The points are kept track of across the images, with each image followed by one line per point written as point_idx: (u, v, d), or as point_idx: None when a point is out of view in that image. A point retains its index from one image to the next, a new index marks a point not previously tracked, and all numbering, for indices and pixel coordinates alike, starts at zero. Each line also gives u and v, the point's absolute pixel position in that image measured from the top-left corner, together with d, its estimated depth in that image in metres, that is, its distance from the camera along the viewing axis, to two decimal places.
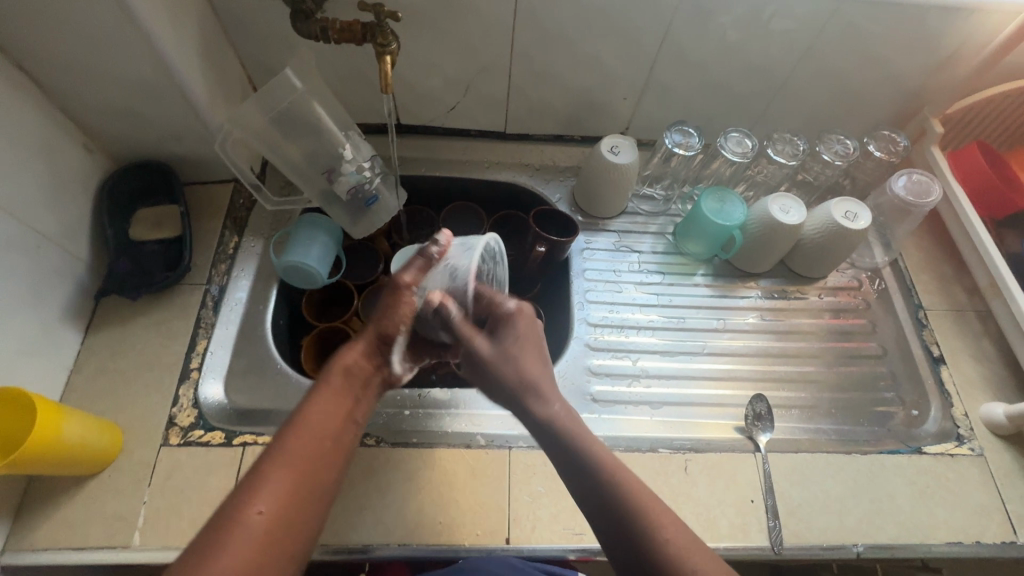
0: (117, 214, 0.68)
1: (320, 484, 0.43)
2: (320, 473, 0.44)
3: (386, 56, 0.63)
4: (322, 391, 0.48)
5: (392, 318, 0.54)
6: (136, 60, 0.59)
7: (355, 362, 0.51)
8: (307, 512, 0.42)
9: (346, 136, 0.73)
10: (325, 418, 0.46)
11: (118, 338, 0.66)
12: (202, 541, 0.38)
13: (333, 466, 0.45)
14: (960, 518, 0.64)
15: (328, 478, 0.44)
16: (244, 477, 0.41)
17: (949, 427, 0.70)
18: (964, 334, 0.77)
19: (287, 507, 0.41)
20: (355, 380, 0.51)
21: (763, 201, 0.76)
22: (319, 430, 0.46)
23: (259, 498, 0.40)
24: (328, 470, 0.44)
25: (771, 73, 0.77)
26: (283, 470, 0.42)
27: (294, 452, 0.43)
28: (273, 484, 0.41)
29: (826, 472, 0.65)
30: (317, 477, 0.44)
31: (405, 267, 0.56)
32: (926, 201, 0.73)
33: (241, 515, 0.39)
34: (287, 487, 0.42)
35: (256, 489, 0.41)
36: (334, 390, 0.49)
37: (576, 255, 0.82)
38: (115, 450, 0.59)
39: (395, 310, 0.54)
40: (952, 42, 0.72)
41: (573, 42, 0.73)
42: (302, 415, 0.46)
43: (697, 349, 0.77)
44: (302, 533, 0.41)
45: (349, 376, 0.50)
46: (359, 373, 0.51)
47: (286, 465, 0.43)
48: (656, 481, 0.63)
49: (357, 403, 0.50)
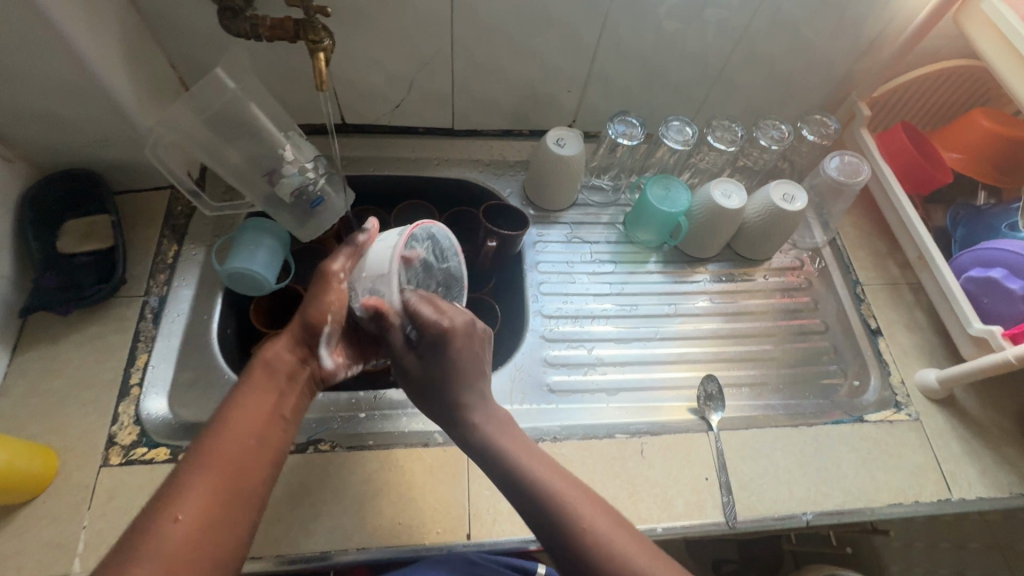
0: (42, 226, 0.65)
1: (244, 486, 0.43)
2: (243, 470, 0.44)
3: (319, 52, 0.62)
4: (247, 389, 0.49)
5: (320, 307, 0.53)
6: (52, 62, 0.56)
7: (279, 357, 0.52)
8: (231, 512, 0.42)
9: (286, 137, 0.72)
10: (250, 418, 0.47)
11: (50, 357, 0.63)
12: (121, 548, 0.38)
13: (259, 464, 0.45)
14: (900, 480, 0.67)
15: (253, 479, 0.44)
16: (163, 483, 0.41)
17: (888, 395, 0.74)
18: (899, 306, 0.81)
19: (207, 510, 0.40)
20: (281, 375, 0.52)
21: (706, 187, 0.78)
22: (243, 429, 0.46)
23: (178, 505, 0.40)
24: (253, 468, 0.45)
25: (707, 62, 0.79)
26: (204, 477, 0.42)
27: (214, 455, 0.43)
28: (193, 491, 0.41)
29: (775, 445, 0.68)
30: (241, 476, 0.44)
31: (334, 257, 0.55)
32: (857, 181, 0.77)
33: (161, 522, 0.39)
34: (210, 489, 0.42)
35: (176, 494, 0.41)
36: (259, 386, 0.50)
37: (529, 248, 0.83)
38: (50, 474, 0.56)
39: (323, 299, 0.54)
40: (872, 29, 0.76)
41: (514, 36, 0.73)
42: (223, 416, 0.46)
43: (651, 335, 0.78)
44: (229, 535, 0.41)
45: (273, 371, 0.51)
46: (285, 367, 0.52)
47: (206, 468, 0.42)
48: (614, 466, 0.64)
49: (283, 397, 0.51)
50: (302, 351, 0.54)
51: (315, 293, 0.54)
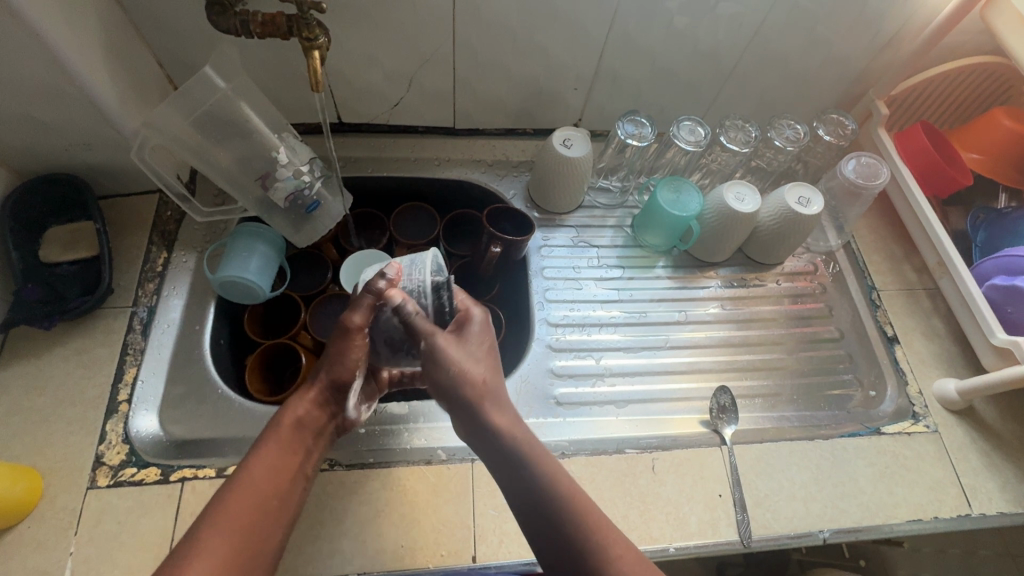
0: (23, 234, 0.62)
1: (257, 556, 0.43)
2: (265, 537, 0.44)
3: (314, 51, 0.58)
4: (268, 443, 0.49)
5: (345, 365, 0.52)
6: (26, 61, 0.52)
7: (308, 414, 0.51)
8: (248, 571, 0.42)
9: (280, 138, 0.68)
10: (271, 478, 0.47)
11: (34, 373, 0.60)
12: None
13: (278, 532, 0.45)
14: (919, 496, 0.65)
15: (270, 538, 0.45)
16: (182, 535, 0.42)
17: (905, 405, 0.72)
18: (916, 312, 0.78)
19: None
20: (307, 432, 0.51)
21: (719, 189, 0.75)
22: (261, 487, 0.46)
23: (187, 570, 0.39)
24: (273, 534, 0.45)
25: (720, 59, 0.76)
26: (221, 536, 0.42)
27: (233, 513, 0.43)
28: (205, 554, 0.41)
29: (790, 460, 0.65)
30: (263, 540, 0.44)
31: (354, 306, 0.51)
32: (876, 184, 0.74)
33: None
34: (220, 556, 0.41)
35: (187, 562, 0.40)
36: (282, 445, 0.49)
37: (534, 253, 0.80)
38: (34, 498, 0.53)
39: (346, 355, 0.52)
40: (893, 24, 0.73)
41: (518, 31, 0.70)
42: (247, 472, 0.46)
43: (661, 344, 0.76)
44: None
45: (300, 428, 0.51)
46: (312, 423, 0.52)
47: (221, 529, 0.42)
48: (624, 483, 0.61)
49: (305, 459, 0.50)
50: (329, 408, 0.53)
51: (341, 347, 0.51)
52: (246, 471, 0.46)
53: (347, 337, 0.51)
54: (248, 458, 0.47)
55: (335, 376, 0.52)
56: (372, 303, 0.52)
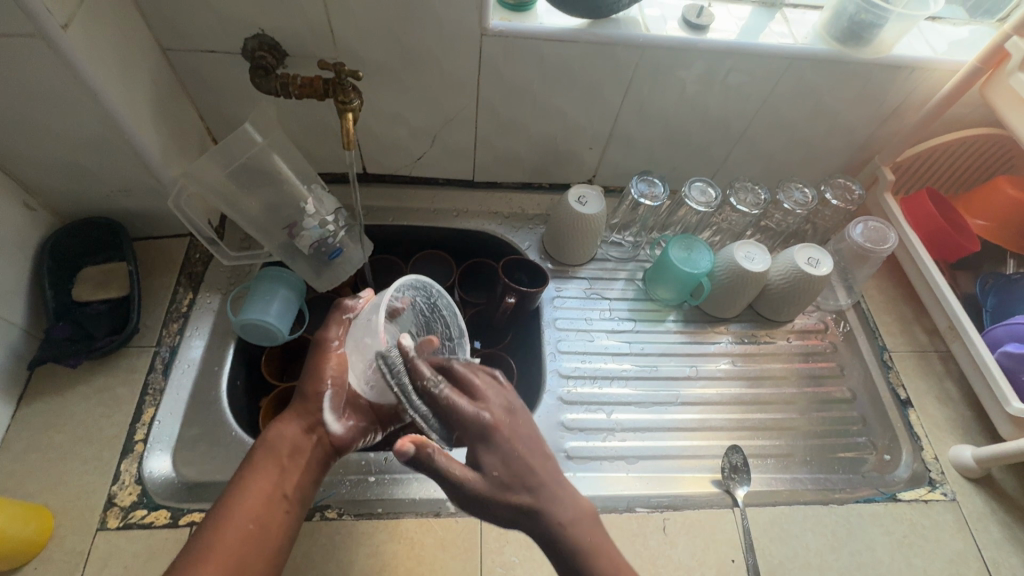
0: (59, 274, 0.64)
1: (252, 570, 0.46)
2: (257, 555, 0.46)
3: (348, 113, 0.62)
4: (250, 466, 0.51)
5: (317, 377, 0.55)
6: (83, 117, 0.56)
7: (284, 438, 0.53)
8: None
9: (308, 189, 0.71)
10: (250, 509, 0.48)
11: (55, 410, 0.61)
12: None
13: (265, 547, 0.47)
14: (938, 568, 0.63)
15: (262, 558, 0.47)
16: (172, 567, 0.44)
17: (921, 471, 0.71)
18: (929, 376, 0.78)
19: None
20: (283, 455, 0.52)
21: (729, 248, 0.77)
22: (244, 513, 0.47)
23: None
24: (263, 552, 0.47)
25: (730, 125, 0.79)
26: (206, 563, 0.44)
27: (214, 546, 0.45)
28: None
29: (805, 524, 0.64)
30: (258, 552, 0.47)
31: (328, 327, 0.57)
32: (884, 248, 0.76)
33: None
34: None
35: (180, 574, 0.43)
36: (262, 471, 0.50)
37: (547, 304, 0.81)
38: (44, 538, 0.53)
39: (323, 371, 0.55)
40: (895, 97, 0.76)
41: (537, 96, 0.74)
42: (224, 505, 0.48)
43: (671, 399, 0.76)
44: None
45: (275, 452, 0.52)
46: (289, 445, 0.53)
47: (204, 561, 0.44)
48: (634, 544, 0.60)
49: (287, 473, 0.51)
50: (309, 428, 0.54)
51: (313, 364, 0.56)
52: (224, 501, 0.48)
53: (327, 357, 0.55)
54: (229, 488, 0.49)
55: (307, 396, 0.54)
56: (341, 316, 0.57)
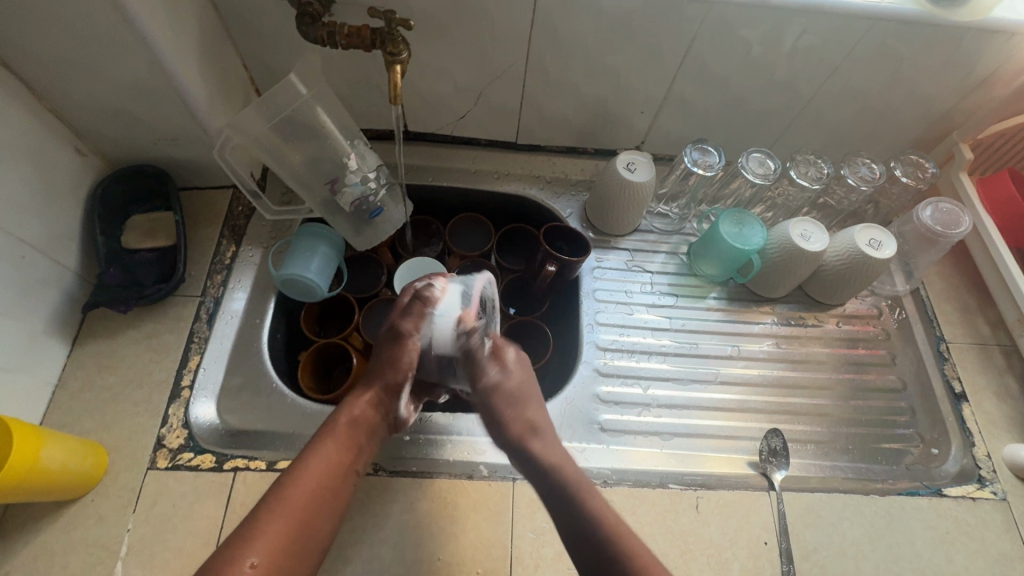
0: (109, 221, 0.65)
1: (320, 524, 0.46)
2: (312, 537, 0.46)
3: (396, 65, 0.59)
4: (324, 441, 0.52)
5: (393, 367, 0.59)
6: (132, 61, 0.55)
7: (362, 411, 0.56)
8: (298, 569, 0.44)
9: (351, 145, 0.70)
10: (323, 471, 0.49)
11: (106, 353, 0.63)
12: None
13: (334, 514, 0.48)
14: (980, 566, 0.61)
15: (322, 528, 0.47)
16: (234, 532, 0.43)
17: (970, 468, 0.68)
18: (988, 370, 0.74)
19: (278, 559, 0.42)
20: (361, 428, 0.55)
21: (784, 225, 0.73)
22: (319, 476, 0.49)
23: (251, 550, 0.42)
24: (325, 519, 0.47)
25: (796, 92, 0.74)
26: (283, 512, 0.45)
27: (290, 499, 0.46)
28: (268, 536, 0.43)
29: (842, 514, 0.63)
30: (306, 543, 0.45)
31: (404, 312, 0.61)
32: (955, 232, 0.70)
33: (234, 567, 0.40)
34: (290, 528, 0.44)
35: (250, 540, 0.42)
36: (340, 438, 0.53)
37: (587, 274, 0.79)
38: (98, 473, 0.56)
39: (402, 360, 0.59)
40: (987, 66, 0.69)
41: (592, 54, 0.70)
42: (292, 474, 0.48)
43: (710, 377, 0.74)
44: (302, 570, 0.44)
45: (355, 424, 0.54)
46: (366, 422, 0.56)
47: (281, 511, 0.45)
48: (665, 520, 0.60)
49: (358, 453, 0.53)
50: (382, 408, 0.57)
51: (394, 351, 0.59)
52: (299, 466, 0.49)
53: (403, 342, 0.59)
54: (303, 457, 0.50)
55: (387, 378, 0.58)
56: (421, 309, 0.60)
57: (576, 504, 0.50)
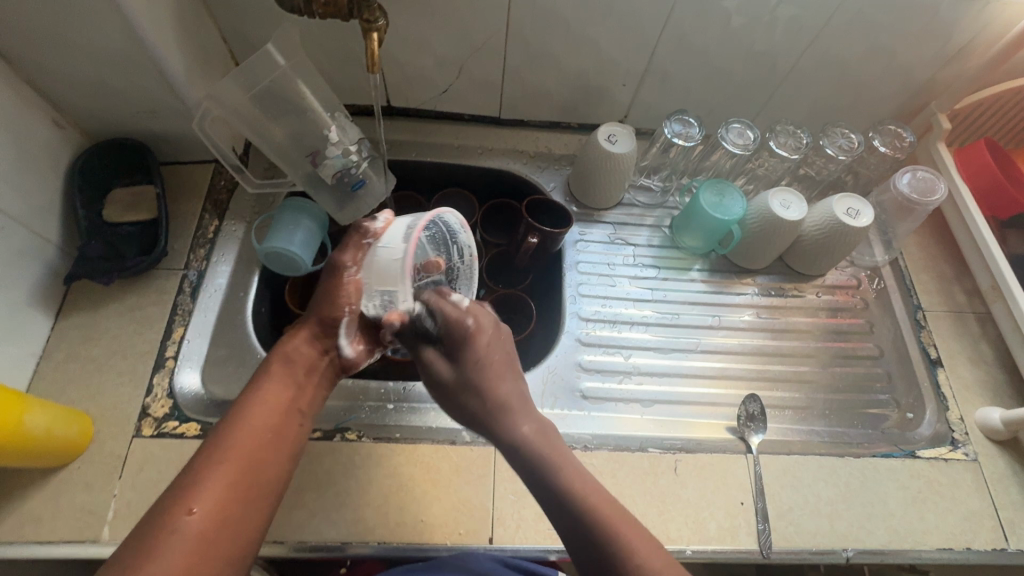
0: (90, 194, 0.65)
1: (264, 469, 0.48)
2: (258, 476, 0.47)
3: (373, 33, 0.59)
4: (267, 381, 0.53)
5: (334, 305, 0.58)
6: (107, 30, 0.55)
7: (299, 351, 0.57)
8: (249, 513, 0.45)
9: (331, 117, 0.70)
10: (259, 417, 0.50)
11: (90, 324, 0.63)
12: (140, 542, 0.41)
13: (278, 455, 0.50)
14: (950, 524, 0.63)
15: (268, 467, 0.49)
16: (178, 481, 0.45)
17: (944, 431, 0.69)
18: (964, 337, 0.75)
19: (222, 502, 0.44)
20: (299, 368, 0.56)
21: (764, 195, 0.74)
22: (262, 422, 0.50)
23: (193, 500, 0.43)
24: (267, 463, 0.49)
25: (776, 62, 0.74)
26: (224, 460, 0.47)
27: (230, 449, 0.47)
28: (209, 486, 0.45)
29: (817, 475, 0.64)
30: (253, 481, 0.47)
31: (343, 249, 0.57)
32: (931, 200, 0.71)
33: (174, 519, 0.42)
34: (231, 477, 0.46)
35: (190, 489, 0.44)
36: (278, 380, 0.54)
37: (570, 246, 0.80)
38: (84, 442, 0.56)
39: (339, 296, 0.58)
40: (963, 34, 0.70)
41: (571, 24, 0.70)
42: (226, 425, 0.49)
43: (691, 347, 0.75)
44: (250, 515, 0.46)
45: (292, 364, 0.56)
46: (305, 361, 0.57)
47: (224, 461, 0.47)
48: (644, 482, 0.61)
49: (301, 392, 0.55)
50: (322, 344, 0.58)
51: (330, 287, 0.58)
52: (234, 416, 0.50)
53: (338, 276, 0.57)
54: (239, 405, 0.51)
55: (323, 315, 0.58)
56: (360, 241, 0.57)
57: (569, 499, 0.48)
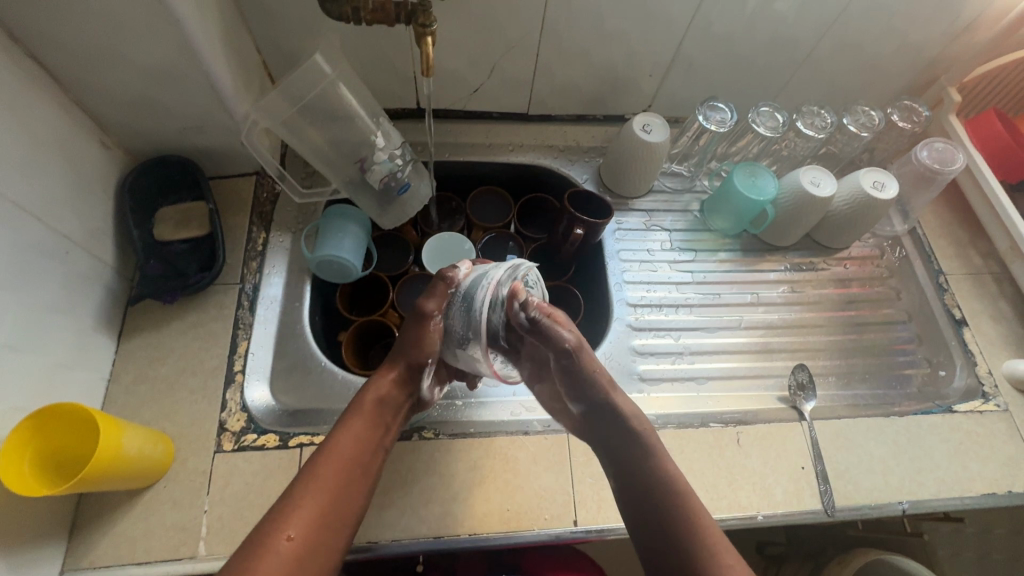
0: (140, 213, 0.65)
1: (348, 507, 0.48)
2: (342, 509, 0.47)
3: (427, 37, 0.60)
4: (351, 420, 0.53)
5: (421, 350, 0.56)
6: (158, 47, 0.55)
7: (389, 395, 0.55)
8: (331, 542, 0.45)
9: (376, 123, 0.70)
10: (350, 451, 0.50)
11: (154, 345, 0.63)
12: (241, 553, 0.41)
13: (358, 492, 0.49)
14: (992, 470, 0.67)
15: (352, 501, 0.49)
16: (277, 503, 0.45)
17: (975, 385, 0.74)
18: (984, 296, 0.80)
19: (315, 531, 0.44)
20: (387, 411, 0.55)
21: (795, 174, 0.77)
22: (347, 457, 0.50)
23: (289, 525, 0.43)
24: (352, 496, 0.49)
25: (797, 47, 0.77)
26: (318, 488, 0.47)
27: (322, 478, 0.47)
28: (302, 512, 0.45)
29: (868, 434, 0.68)
30: (339, 514, 0.47)
31: (428, 293, 0.57)
32: (952, 169, 0.76)
33: (272, 541, 0.42)
34: (318, 510, 0.45)
35: (288, 513, 0.44)
36: (363, 419, 0.53)
37: (609, 236, 0.82)
38: (168, 460, 0.56)
39: (426, 342, 0.56)
40: (971, 11, 0.74)
41: (602, 19, 0.72)
42: (321, 454, 0.49)
43: (734, 324, 0.79)
44: (328, 553, 0.45)
45: (382, 407, 0.55)
46: (392, 405, 0.56)
47: (314, 491, 0.46)
48: (711, 454, 0.64)
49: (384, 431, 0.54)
50: (405, 387, 0.57)
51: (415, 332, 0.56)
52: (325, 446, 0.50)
53: (427, 325, 0.56)
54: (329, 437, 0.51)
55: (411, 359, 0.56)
56: (445, 290, 0.57)
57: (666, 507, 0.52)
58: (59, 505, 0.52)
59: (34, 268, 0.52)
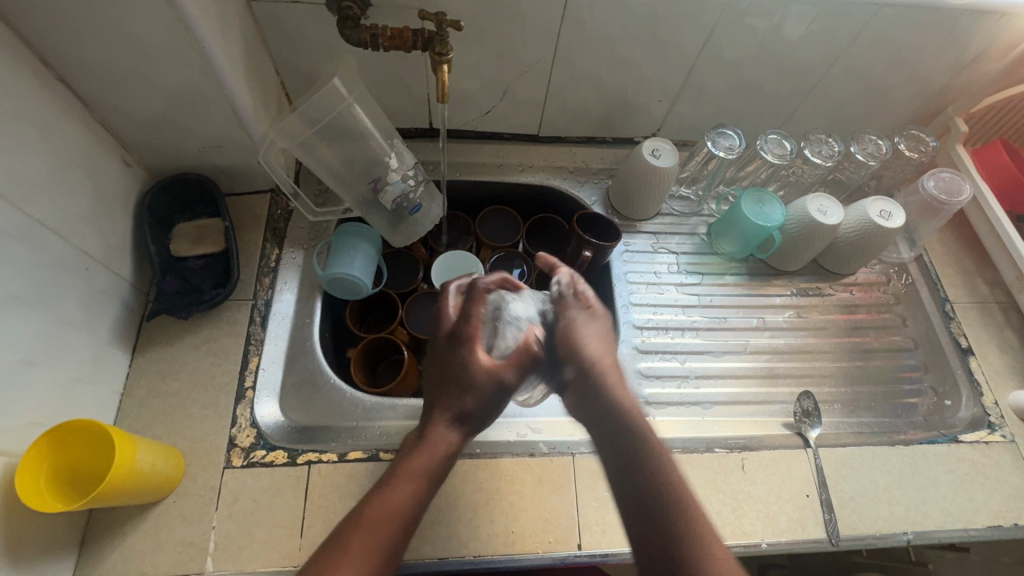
0: (158, 230, 0.66)
1: (394, 568, 0.43)
2: (388, 568, 0.43)
3: (443, 65, 0.62)
4: (409, 463, 0.47)
5: (468, 372, 0.51)
6: (182, 71, 0.56)
7: (439, 439, 0.49)
8: None
9: (389, 145, 0.71)
10: (406, 502, 0.45)
11: (167, 359, 0.64)
12: None
13: (408, 549, 0.44)
14: (998, 502, 0.67)
15: (401, 561, 0.44)
16: (318, 556, 0.41)
17: (980, 415, 0.74)
18: (989, 326, 0.80)
19: None
20: (439, 459, 0.48)
21: (802, 201, 0.78)
22: (401, 512, 0.44)
23: None
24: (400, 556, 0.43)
25: (806, 76, 0.79)
26: (364, 545, 0.42)
27: (371, 536, 0.42)
28: (347, 572, 0.40)
29: (873, 463, 0.68)
30: (385, 574, 0.42)
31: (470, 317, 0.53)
32: (957, 201, 0.77)
33: None
34: (362, 574, 0.41)
35: (329, 573, 0.40)
36: (421, 464, 0.47)
37: (617, 258, 0.83)
38: (179, 475, 0.57)
39: (472, 370, 0.50)
40: (979, 45, 0.75)
41: (614, 47, 0.73)
42: (376, 500, 0.45)
43: (740, 348, 0.79)
44: None
45: (435, 451, 0.48)
46: (442, 450, 0.49)
47: (359, 547, 0.42)
48: (716, 480, 0.64)
49: (440, 483, 0.48)
50: (463, 430, 0.51)
51: (463, 362, 0.51)
52: (380, 493, 0.45)
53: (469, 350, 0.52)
54: (382, 482, 0.46)
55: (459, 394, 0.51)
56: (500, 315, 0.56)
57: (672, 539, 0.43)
58: (70, 518, 0.53)
59: (55, 284, 0.53)
